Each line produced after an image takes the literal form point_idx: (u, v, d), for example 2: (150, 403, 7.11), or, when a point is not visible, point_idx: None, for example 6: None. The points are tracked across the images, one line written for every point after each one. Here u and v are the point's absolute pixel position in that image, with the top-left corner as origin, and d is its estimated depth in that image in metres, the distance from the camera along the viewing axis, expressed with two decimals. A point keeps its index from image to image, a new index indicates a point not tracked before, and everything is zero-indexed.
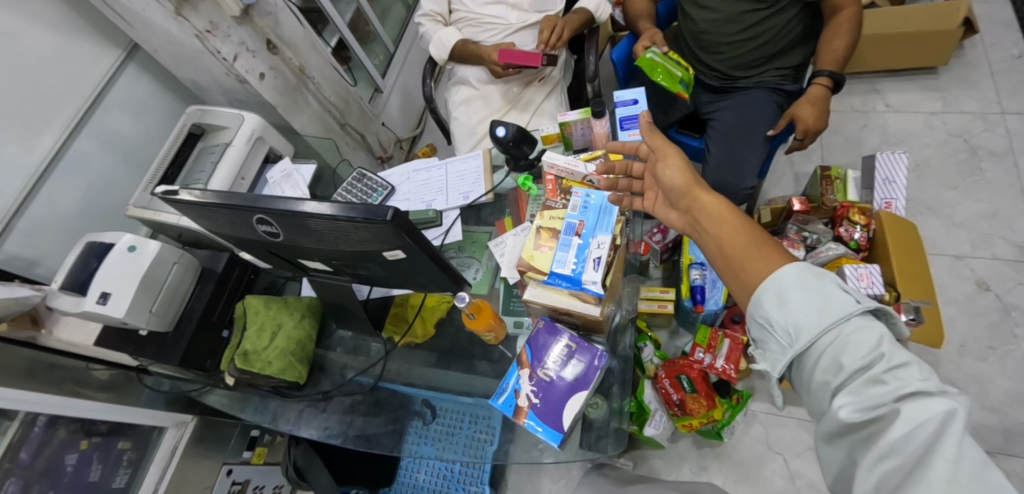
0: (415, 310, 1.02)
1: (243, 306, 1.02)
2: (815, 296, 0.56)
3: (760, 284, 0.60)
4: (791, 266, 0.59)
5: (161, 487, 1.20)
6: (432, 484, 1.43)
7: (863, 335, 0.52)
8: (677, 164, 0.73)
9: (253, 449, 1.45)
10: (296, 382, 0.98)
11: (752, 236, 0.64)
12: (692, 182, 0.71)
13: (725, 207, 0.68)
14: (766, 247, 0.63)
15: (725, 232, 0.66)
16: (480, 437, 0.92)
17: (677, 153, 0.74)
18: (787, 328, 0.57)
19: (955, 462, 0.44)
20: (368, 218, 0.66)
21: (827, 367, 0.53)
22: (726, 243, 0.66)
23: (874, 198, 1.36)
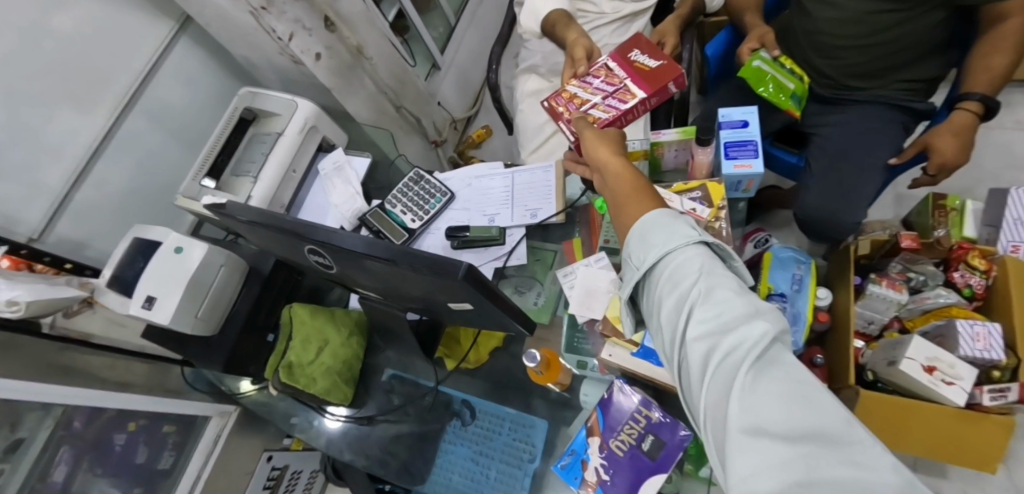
0: (471, 338, 0.95)
1: (289, 313, 0.96)
2: (662, 228, 0.53)
3: (633, 224, 0.56)
4: (652, 209, 0.56)
5: (204, 474, 1.21)
6: None
7: (695, 260, 0.49)
8: (592, 133, 0.71)
9: (293, 435, 1.45)
10: (341, 403, 0.93)
11: (633, 180, 0.61)
12: (595, 142, 0.69)
13: (613, 155, 0.66)
14: (641, 189, 0.60)
15: (617, 183, 0.62)
16: (519, 447, 0.85)
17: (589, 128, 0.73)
18: (638, 258, 0.54)
19: (757, 375, 0.40)
20: (436, 272, 0.56)
21: (665, 292, 0.50)
22: (612, 190, 0.63)
23: (997, 240, 1.17)
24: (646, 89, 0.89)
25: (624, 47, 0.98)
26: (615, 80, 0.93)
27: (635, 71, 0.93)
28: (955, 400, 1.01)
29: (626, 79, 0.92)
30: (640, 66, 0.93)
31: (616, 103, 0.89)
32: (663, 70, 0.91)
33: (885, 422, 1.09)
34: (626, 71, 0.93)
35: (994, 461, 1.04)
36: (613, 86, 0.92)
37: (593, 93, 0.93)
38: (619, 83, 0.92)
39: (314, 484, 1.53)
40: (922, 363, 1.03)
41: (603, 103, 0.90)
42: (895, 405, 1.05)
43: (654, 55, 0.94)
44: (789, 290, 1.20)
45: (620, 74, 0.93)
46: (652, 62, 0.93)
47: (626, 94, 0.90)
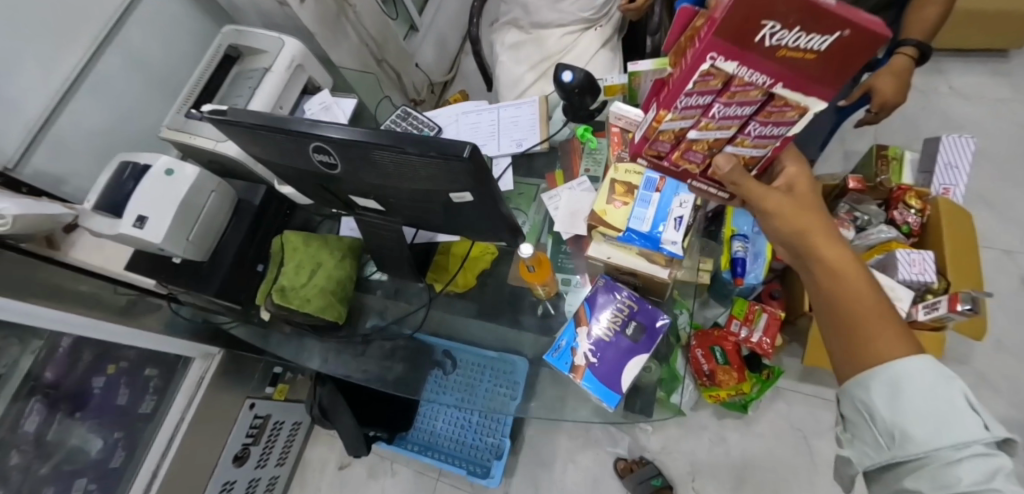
0: (460, 260, 0.98)
1: (281, 241, 0.99)
2: (933, 406, 0.48)
3: (881, 365, 0.52)
4: (914, 357, 0.51)
5: (187, 414, 1.22)
6: (448, 432, 1.49)
7: (982, 465, 0.45)
8: (804, 215, 0.60)
9: (275, 385, 1.45)
10: (335, 322, 0.96)
11: (880, 304, 0.54)
12: (809, 228, 0.59)
13: (847, 260, 0.56)
14: (892, 323, 0.53)
15: (854, 291, 0.55)
16: (501, 391, 0.92)
17: (788, 197, 0.62)
18: (889, 429, 0.50)
19: None
20: (444, 154, 0.61)
21: (921, 480, 0.47)
22: (843, 304, 0.55)
23: (932, 182, 1.30)
24: (820, 89, 0.53)
25: (731, 33, 0.48)
26: (752, 94, 0.55)
27: (786, 65, 0.50)
28: None
29: (771, 85, 0.53)
30: (793, 56, 0.49)
31: (772, 128, 0.59)
32: (849, 40, 0.46)
33: None
34: (770, 71, 0.51)
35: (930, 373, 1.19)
36: (752, 107, 0.57)
37: (720, 127, 0.60)
38: (760, 98, 0.55)
39: (296, 437, 1.56)
40: None
41: (748, 134, 0.61)
42: None
43: (811, 28, 0.46)
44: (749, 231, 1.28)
45: (757, 77, 0.52)
46: (819, 38, 0.46)
47: (786, 111, 0.56)
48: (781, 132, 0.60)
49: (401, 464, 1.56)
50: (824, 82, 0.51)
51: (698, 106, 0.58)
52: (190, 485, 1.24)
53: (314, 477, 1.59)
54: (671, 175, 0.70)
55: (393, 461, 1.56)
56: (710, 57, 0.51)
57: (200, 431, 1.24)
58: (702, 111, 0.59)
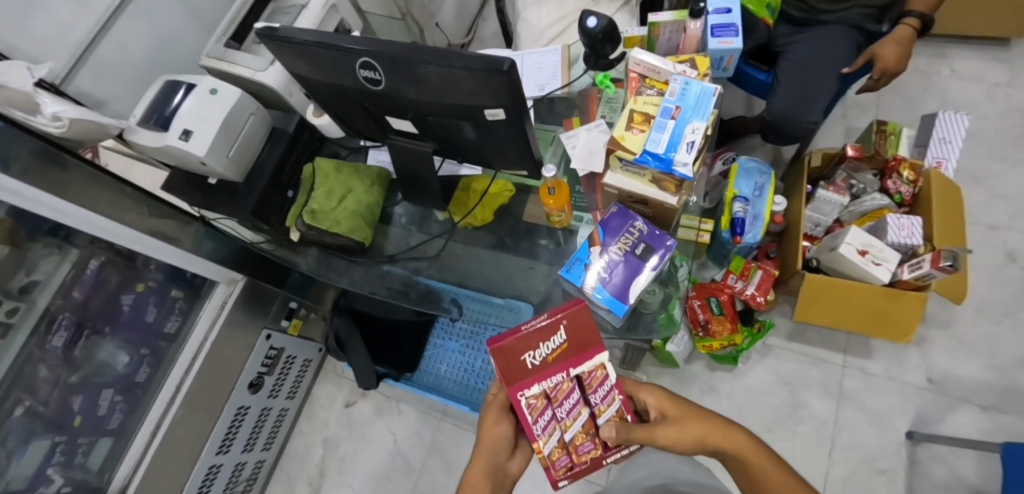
0: (479, 196, 1.04)
1: (312, 168, 1.05)
2: None
3: None
4: None
5: (210, 336, 1.29)
6: (453, 374, 1.56)
7: None
8: (694, 425, 0.72)
9: (290, 320, 1.52)
10: (362, 244, 1.02)
11: (781, 471, 0.68)
12: (705, 436, 0.72)
13: (744, 446, 0.71)
14: (791, 478, 0.67)
15: (762, 470, 0.68)
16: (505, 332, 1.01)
17: (671, 422, 0.73)
18: None
19: None
20: (485, 68, 0.67)
21: None
22: (759, 481, 0.68)
23: (926, 156, 1.37)
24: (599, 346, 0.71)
25: (510, 374, 0.68)
26: (565, 386, 0.70)
27: (565, 356, 0.69)
28: (881, 278, 1.20)
29: (568, 373, 0.70)
30: (557, 355, 0.68)
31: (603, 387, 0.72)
32: (579, 324, 0.69)
33: (827, 304, 1.28)
34: (558, 371, 0.69)
35: (909, 333, 1.25)
36: (575, 391, 0.70)
37: (575, 418, 0.71)
38: (571, 386, 0.70)
39: (306, 373, 1.66)
40: (858, 248, 1.21)
41: (598, 401, 0.71)
42: (835, 284, 1.25)
43: (548, 337, 0.67)
44: (750, 194, 1.37)
45: (556, 381, 0.69)
46: (553, 338, 0.68)
47: (595, 375, 0.71)
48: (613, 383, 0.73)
49: (406, 403, 1.64)
50: (594, 345, 0.70)
51: (550, 420, 0.70)
52: (212, 402, 1.33)
53: (323, 410, 1.69)
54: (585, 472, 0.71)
55: (399, 400, 1.65)
56: (520, 392, 0.68)
57: (222, 353, 1.31)
58: (557, 426, 0.70)
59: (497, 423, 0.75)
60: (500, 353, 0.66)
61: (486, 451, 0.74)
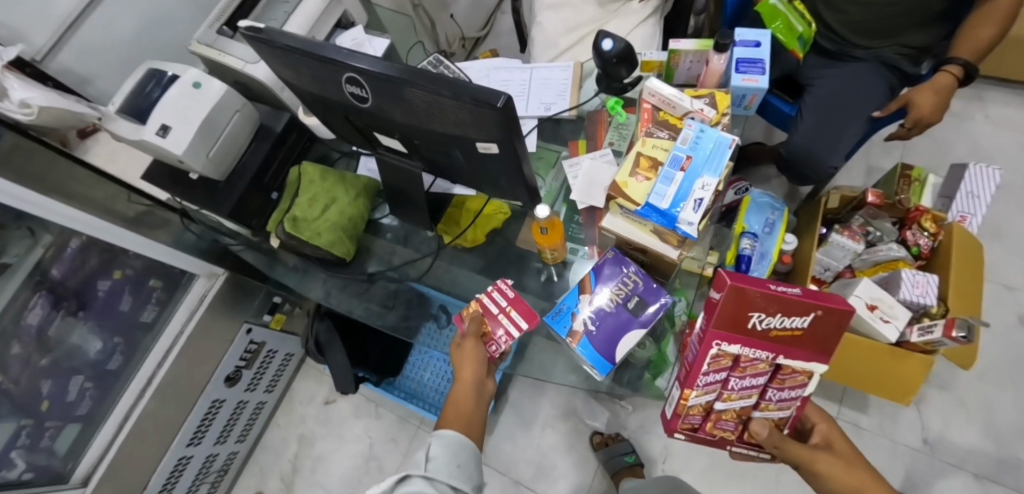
0: (472, 216, 0.99)
1: (298, 171, 0.99)
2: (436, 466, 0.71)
3: None
4: None
5: (186, 330, 1.26)
6: (435, 383, 1.53)
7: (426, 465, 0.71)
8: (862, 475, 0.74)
9: (273, 314, 1.48)
10: (342, 258, 0.97)
11: None
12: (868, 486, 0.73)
13: None
14: None
15: None
16: None
17: (837, 455, 0.77)
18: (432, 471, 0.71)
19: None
20: (477, 103, 0.60)
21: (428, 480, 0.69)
22: None
23: (949, 209, 1.30)
24: (818, 357, 0.72)
25: (728, 322, 0.70)
26: (760, 366, 0.73)
27: (782, 337, 0.71)
28: (887, 337, 1.13)
29: (772, 357, 0.72)
30: (785, 335, 0.70)
31: (788, 391, 0.76)
32: (831, 311, 0.69)
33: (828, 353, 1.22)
34: (769, 349, 0.72)
35: (911, 395, 1.19)
36: (765, 375, 0.74)
37: (741, 395, 0.77)
38: (767, 368, 0.74)
39: (287, 367, 1.63)
40: (866, 302, 1.15)
41: (769, 398, 0.77)
42: (839, 336, 1.18)
43: (788, 312, 0.68)
44: (760, 231, 1.30)
45: (758, 353, 0.72)
46: (795, 317, 0.69)
47: (795, 376, 0.74)
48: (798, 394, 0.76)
49: (385, 407, 1.61)
50: (822, 354, 0.71)
51: (717, 381, 0.75)
52: (184, 395, 1.30)
53: (301, 406, 1.66)
54: (708, 442, 0.81)
55: (378, 404, 1.61)
56: (716, 343, 0.72)
57: (197, 346, 1.28)
58: (722, 387, 0.76)
59: (471, 357, 0.81)
60: (739, 297, 0.68)
61: (466, 381, 0.81)
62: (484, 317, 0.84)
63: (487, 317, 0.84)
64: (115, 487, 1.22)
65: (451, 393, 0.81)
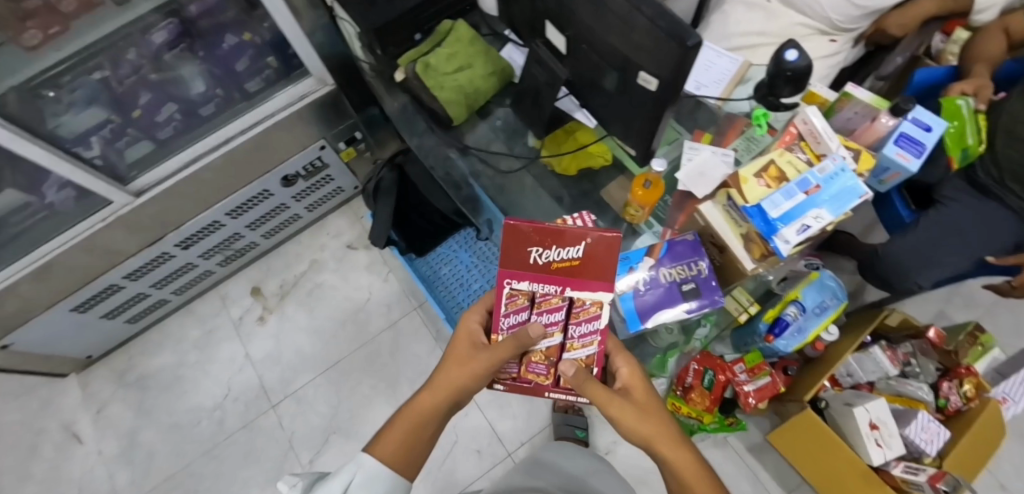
0: (577, 146, 1.01)
1: (451, 26, 1.02)
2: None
3: None
4: None
5: (276, 116, 1.32)
6: (448, 279, 1.58)
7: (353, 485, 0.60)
8: (652, 421, 0.69)
9: (347, 147, 1.54)
10: (449, 120, 1.01)
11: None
12: (654, 436, 0.67)
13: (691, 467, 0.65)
14: None
15: None
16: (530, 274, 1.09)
17: (634, 401, 0.70)
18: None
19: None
20: (668, 32, 0.61)
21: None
22: None
23: (996, 385, 1.27)
24: (599, 290, 0.70)
25: (511, 261, 0.69)
26: (553, 300, 0.72)
27: (563, 272, 0.69)
28: (871, 459, 1.13)
29: (562, 290, 0.70)
30: (563, 267, 0.68)
31: (587, 326, 0.73)
32: (601, 245, 0.66)
33: (805, 444, 1.24)
34: (555, 283, 0.70)
35: None
36: (561, 312, 0.72)
37: (545, 335, 0.74)
38: (562, 304, 0.72)
39: (334, 198, 1.70)
40: (870, 419, 1.16)
41: (571, 335, 0.73)
42: (827, 436, 1.18)
43: (560, 246, 0.66)
44: (810, 308, 1.27)
45: (544, 289, 0.71)
46: (568, 249, 0.67)
47: (587, 307, 0.71)
48: (596, 326, 0.73)
49: (395, 277, 1.68)
50: (603, 282, 0.69)
51: (520, 322, 0.74)
52: (246, 169, 1.38)
53: (327, 236, 1.75)
54: (527, 389, 0.76)
55: (390, 271, 1.68)
56: (505, 285, 0.71)
57: (276, 135, 1.35)
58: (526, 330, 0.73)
59: (459, 365, 0.72)
60: (513, 232, 0.66)
61: (442, 387, 0.71)
62: None
63: None
64: (156, 212, 1.32)
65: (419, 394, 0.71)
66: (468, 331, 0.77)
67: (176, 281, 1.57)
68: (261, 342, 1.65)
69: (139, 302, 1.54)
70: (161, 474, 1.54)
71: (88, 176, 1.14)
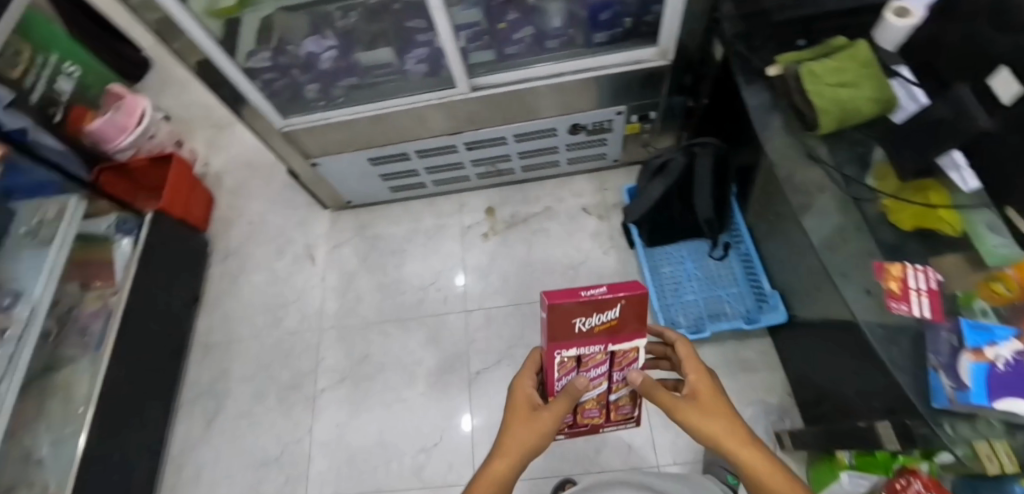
0: (935, 206, 1.05)
1: (849, 44, 1.14)
2: None
3: None
4: None
5: (606, 69, 1.43)
6: (665, 276, 1.66)
7: None
8: (721, 420, 0.77)
9: (636, 122, 1.62)
10: (811, 123, 1.11)
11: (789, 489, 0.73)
12: (723, 436, 0.76)
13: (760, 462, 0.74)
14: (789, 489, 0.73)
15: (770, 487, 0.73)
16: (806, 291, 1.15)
17: (697, 405, 0.78)
18: None
19: None
20: None
21: None
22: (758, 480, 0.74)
23: None
24: (634, 338, 0.70)
25: (555, 335, 0.66)
26: (597, 356, 0.73)
27: (604, 333, 0.67)
28: None
29: (605, 345, 0.71)
30: (603, 328, 0.66)
31: (621, 368, 0.78)
32: (627, 309, 0.64)
33: None
34: (596, 343, 0.69)
35: None
36: (601, 365, 0.75)
37: (594, 380, 0.80)
38: (602, 357, 0.74)
39: (592, 161, 1.80)
40: None
41: (619, 367, 0.78)
42: None
43: (598, 309, 0.62)
44: None
45: (591, 350, 0.71)
46: (607, 311, 0.63)
47: (626, 355, 0.74)
48: (635, 360, 0.77)
49: (614, 253, 1.74)
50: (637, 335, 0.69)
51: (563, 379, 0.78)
52: (553, 105, 1.52)
53: (568, 192, 1.85)
54: (592, 427, 0.98)
55: (613, 246, 1.74)
56: (556, 354, 0.70)
57: (596, 86, 1.46)
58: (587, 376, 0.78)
59: (535, 427, 0.78)
60: (555, 312, 0.61)
61: (521, 439, 0.78)
62: (898, 280, 1.01)
63: (902, 283, 1.00)
64: (473, 110, 1.51)
65: (503, 433, 0.80)
66: (523, 396, 0.83)
67: (442, 173, 1.78)
68: (478, 254, 1.81)
69: (409, 176, 1.78)
70: (360, 319, 1.78)
71: (456, 56, 1.33)
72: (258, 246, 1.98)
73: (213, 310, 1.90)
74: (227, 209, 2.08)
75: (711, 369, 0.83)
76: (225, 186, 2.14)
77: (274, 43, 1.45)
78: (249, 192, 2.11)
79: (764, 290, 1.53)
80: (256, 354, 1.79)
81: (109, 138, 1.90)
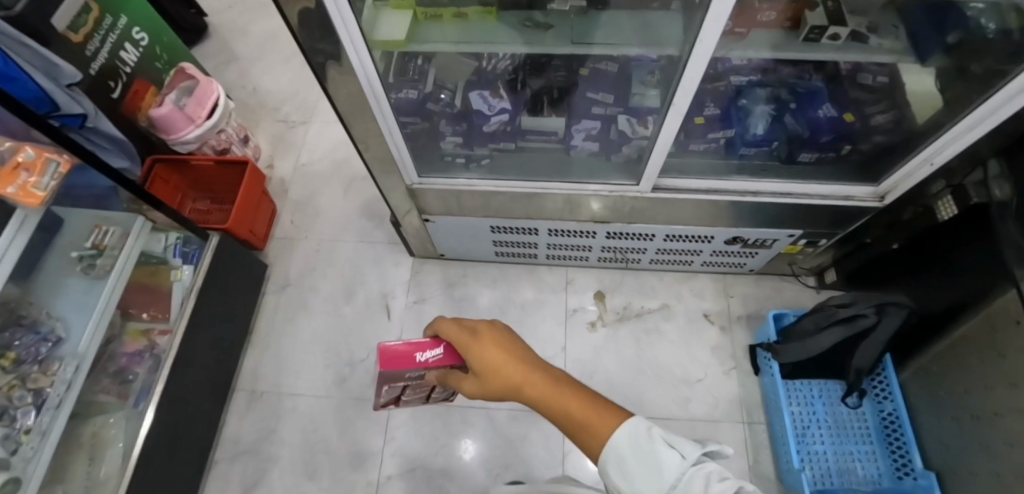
0: None
1: None
2: None
3: (604, 437, 0.65)
4: (629, 422, 0.66)
5: (809, 197, 1.24)
6: (796, 417, 1.49)
7: None
8: (485, 349, 0.80)
9: (799, 244, 1.45)
10: None
11: (556, 391, 0.74)
12: (493, 370, 0.78)
13: (525, 366, 0.77)
14: (562, 385, 0.74)
15: (559, 401, 0.73)
16: None
17: (469, 352, 0.82)
18: None
19: None
20: None
21: None
22: (546, 396, 0.74)
23: None
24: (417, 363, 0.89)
25: (393, 365, 0.89)
26: (406, 375, 0.96)
27: (454, 360, 0.89)
28: None
29: (425, 372, 0.95)
30: (431, 373, 0.95)
31: (414, 373, 0.95)
32: (408, 355, 0.89)
33: None
34: (420, 377, 0.99)
35: None
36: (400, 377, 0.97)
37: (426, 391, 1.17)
38: (409, 375, 0.97)
39: (724, 267, 1.63)
40: None
41: (415, 375, 0.97)
42: None
43: (442, 355, 0.89)
44: None
45: (442, 358, 0.90)
46: (428, 352, 0.89)
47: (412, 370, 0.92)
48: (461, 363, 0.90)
49: (736, 376, 1.56)
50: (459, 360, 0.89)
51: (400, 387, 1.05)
52: (728, 217, 1.32)
53: (690, 291, 1.66)
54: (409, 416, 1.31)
55: (735, 367, 1.56)
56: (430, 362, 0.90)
57: (789, 211, 1.28)
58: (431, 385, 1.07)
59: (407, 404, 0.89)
60: (387, 359, 0.89)
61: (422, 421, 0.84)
62: None
63: None
64: (641, 207, 1.29)
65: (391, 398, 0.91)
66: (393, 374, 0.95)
67: (564, 250, 1.56)
68: (583, 345, 1.60)
69: (527, 246, 1.55)
70: None
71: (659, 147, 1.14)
72: (323, 281, 1.72)
73: (263, 349, 1.63)
74: (291, 228, 1.81)
75: (449, 319, 0.87)
76: (291, 198, 1.86)
77: (429, 86, 1.19)
78: (319, 211, 1.83)
79: (910, 463, 1.38)
80: (310, 416, 1.54)
81: (174, 128, 1.62)
